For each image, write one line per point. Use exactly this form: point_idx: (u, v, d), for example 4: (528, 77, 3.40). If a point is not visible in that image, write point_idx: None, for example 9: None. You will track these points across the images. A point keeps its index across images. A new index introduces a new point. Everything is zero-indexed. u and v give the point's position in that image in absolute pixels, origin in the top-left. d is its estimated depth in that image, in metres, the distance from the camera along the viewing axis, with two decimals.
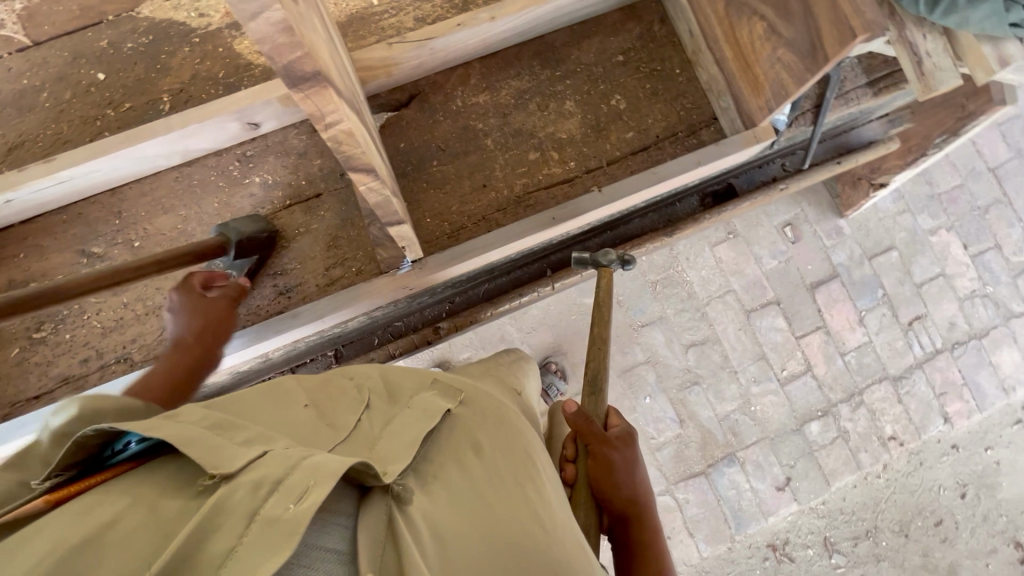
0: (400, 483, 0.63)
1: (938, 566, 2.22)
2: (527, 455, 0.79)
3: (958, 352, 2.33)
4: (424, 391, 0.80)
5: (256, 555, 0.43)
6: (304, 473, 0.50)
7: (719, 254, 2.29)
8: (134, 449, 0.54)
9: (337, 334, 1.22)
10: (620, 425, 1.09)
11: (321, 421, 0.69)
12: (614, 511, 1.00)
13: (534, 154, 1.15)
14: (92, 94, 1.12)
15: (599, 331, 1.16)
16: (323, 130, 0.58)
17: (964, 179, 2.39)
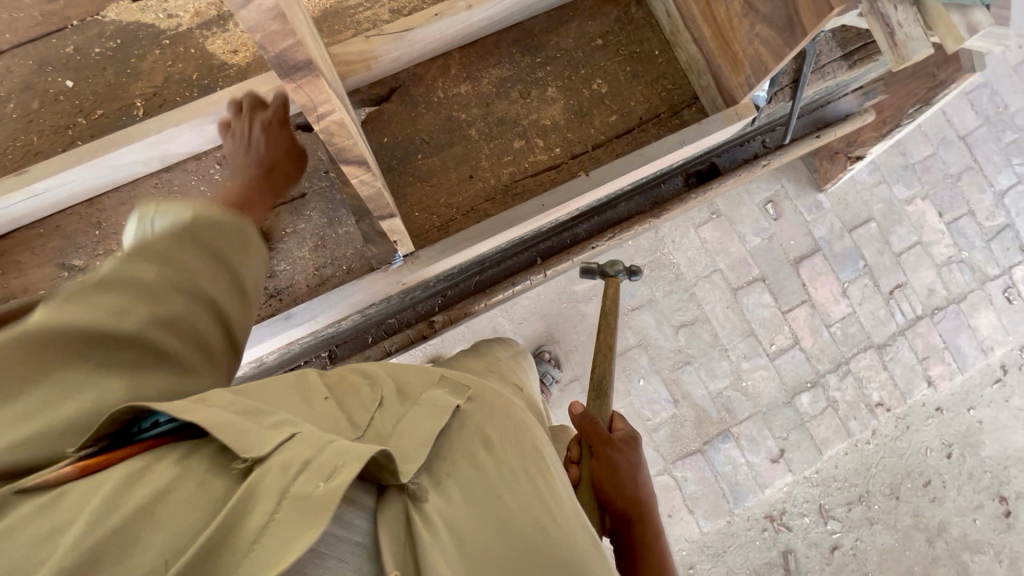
0: (416, 481, 0.65)
1: (929, 525, 2.29)
2: (537, 451, 0.77)
3: (938, 317, 2.40)
4: (433, 389, 0.79)
5: (292, 529, 0.46)
6: (332, 453, 0.52)
7: (704, 235, 2.31)
8: (163, 428, 0.53)
9: (331, 334, 1.22)
10: (624, 428, 1.14)
11: (340, 413, 0.69)
12: (616, 510, 1.03)
13: (519, 142, 1.15)
14: (61, 102, 1.09)
15: (606, 338, 1.24)
16: (316, 121, 0.60)
17: (936, 149, 2.45)
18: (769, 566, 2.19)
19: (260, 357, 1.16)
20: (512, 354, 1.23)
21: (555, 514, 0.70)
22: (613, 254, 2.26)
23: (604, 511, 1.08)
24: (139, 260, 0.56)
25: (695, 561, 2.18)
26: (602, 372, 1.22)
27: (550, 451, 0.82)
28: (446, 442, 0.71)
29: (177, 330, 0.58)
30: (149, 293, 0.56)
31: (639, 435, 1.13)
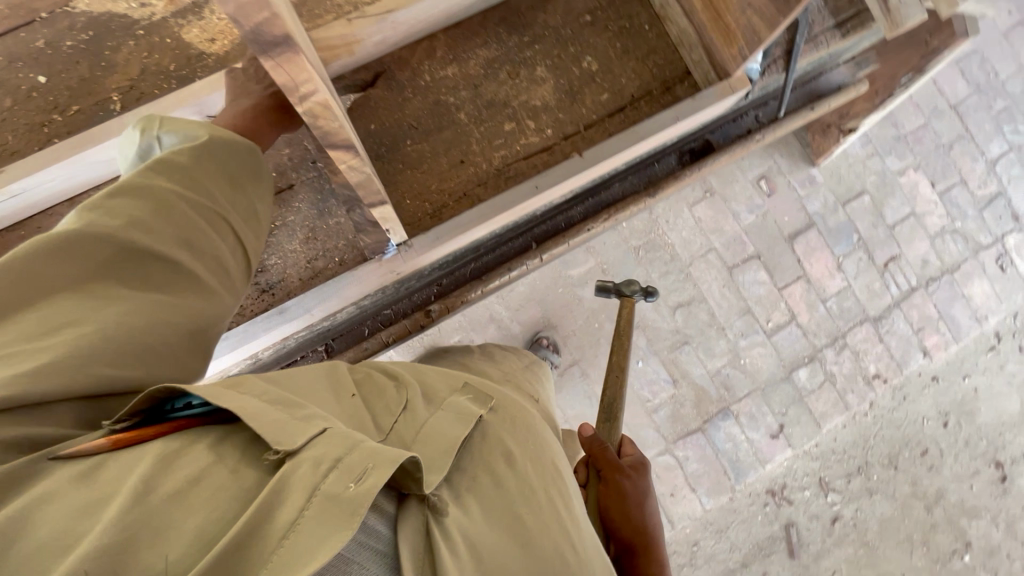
0: (437, 494, 0.65)
1: (927, 493, 2.32)
2: (556, 465, 0.79)
3: (933, 288, 2.41)
4: (455, 397, 0.83)
5: (321, 527, 0.50)
6: (362, 455, 0.56)
7: (698, 214, 2.30)
8: (196, 409, 0.62)
9: (324, 326, 1.20)
10: (634, 456, 1.16)
11: (365, 412, 0.75)
12: (622, 540, 1.04)
13: (510, 124, 1.12)
14: (34, 99, 1.05)
15: (619, 359, 1.24)
16: (299, 103, 0.59)
17: (928, 119, 2.44)
18: (771, 540, 2.22)
19: (255, 353, 1.15)
20: (526, 367, 1.22)
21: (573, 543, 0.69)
22: (608, 237, 2.25)
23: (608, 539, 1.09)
24: (156, 177, 0.69)
25: (699, 538, 2.20)
26: (613, 393, 1.23)
27: (566, 469, 0.83)
28: (468, 456, 0.73)
29: (191, 246, 0.69)
30: (164, 205, 0.68)
31: (648, 463, 1.16)
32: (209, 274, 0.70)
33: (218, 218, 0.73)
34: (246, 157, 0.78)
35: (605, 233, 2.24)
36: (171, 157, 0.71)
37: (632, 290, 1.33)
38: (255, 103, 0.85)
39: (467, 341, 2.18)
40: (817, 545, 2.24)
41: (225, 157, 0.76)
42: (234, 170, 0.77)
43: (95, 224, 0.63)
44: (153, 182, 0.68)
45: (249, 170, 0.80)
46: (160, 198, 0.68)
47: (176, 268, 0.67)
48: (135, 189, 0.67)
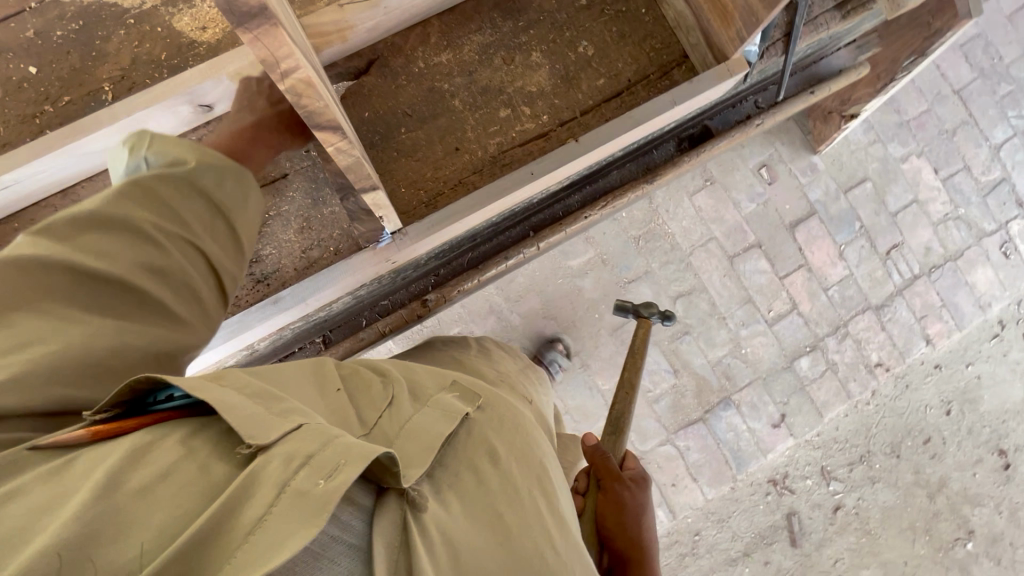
0: (416, 490, 0.68)
1: (930, 482, 2.32)
2: (544, 463, 0.80)
3: (936, 275, 2.39)
4: (444, 394, 0.83)
5: (286, 525, 0.51)
6: (334, 452, 0.56)
7: (698, 203, 2.29)
8: (176, 401, 0.61)
9: (321, 317, 1.19)
10: (635, 470, 1.15)
11: (350, 408, 0.76)
12: (616, 550, 1.06)
13: (506, 110, 1.11)
14: (26, 90, 1.05)
15: (630, 375, 1.22)
16: (280, 80, 0.57)
17: (931, 104, 2.41)
18: (773, 529, 2.23)
19: (252, 344, 1.14)
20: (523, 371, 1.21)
21: (556, 542, 0.71)
22: (607, 227, 2.24)
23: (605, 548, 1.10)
24: (133, 202, 0.66)
25: (700, 527, 2.21)
26: (622, 408, 1.22)
27: (552, 465, 0.85)
28: (453, 455, 0.75)
29: (158, 274, 0.66)
30: (135, 235, 0.65)
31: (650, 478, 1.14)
32: (176, 302, 0.68)
33: (193, 246, 0.70)
34: (236, 181, 0.74)
35: (604, 223, 2.23)
36: (149, 181, 0.68)
37: (649, 312, 1.34)
38: (256, 118, 0.82)
39: (467, 333, 2.18)
40: (819, 534, 2.24)
41: (211, 181, 0.71)
42: (216, 185, 0.72)
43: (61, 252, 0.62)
44: (127, 210, 0.66)
45: (239, 194, 0.75)
46: (131, 228, 0.66)
47: (142, 297, 0.65)
48: (106, 215, 0.65)
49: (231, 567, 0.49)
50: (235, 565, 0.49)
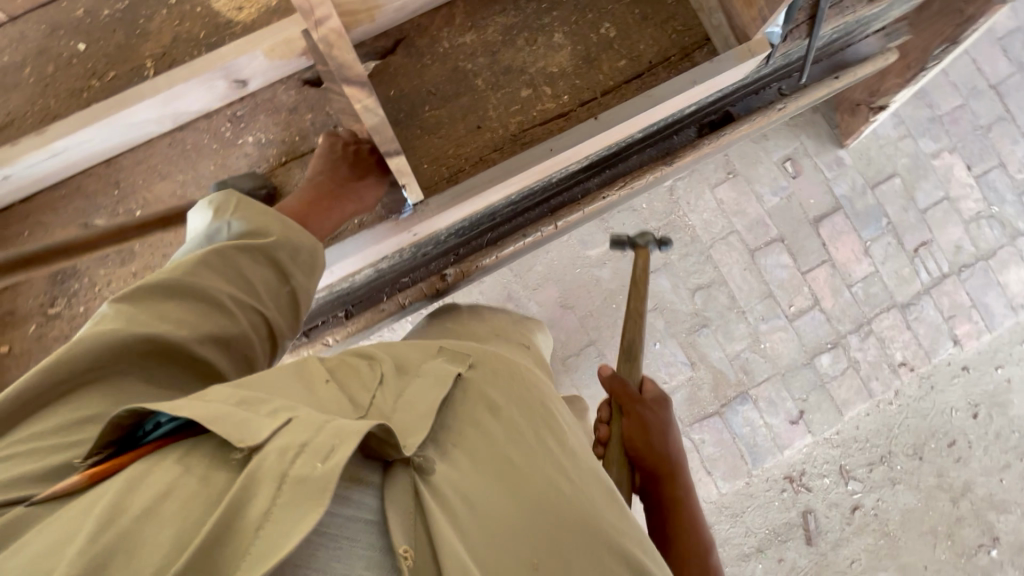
0: (421, 456, 0.75)
1: (954, 486, 2.26)
2: (542, 408, 0.91)
3: (966, 274, 2.33)
4: (430, 361, 0.92)
5: (293, 510, 0.52)
6: (327, 435, 0.58)
7: (720, 195, 2.28)
8: (166, 428, 0.62)
9: (344, 292, 1.22)
10: (655, 393, 1.27)
11: (343, 395, 0.79)
12: (646, 468, 1.14)
13: (527, 90, 1.13)
14: (75, 66, 1.11)
15: (637, 305, 1.35)
16: (315, 28, 0.62)
17: (965, 100, 2.35)
18: (788, 526, 2.20)
19: None
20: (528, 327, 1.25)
21: (564, 470, 0.81)
22: (626, 218, 2.24)
23: (635, 472, 1.19)
24: (218, 274, 0.80)
25: (713, 521, 2.19)
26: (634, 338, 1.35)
27: (556, 407, 0.95)
28: (451, 415, 0.83)
29: (222, 341, 0.77)
30: (216, 303, 0.77)
31: (670, 401, 1.26)
32: (230, 366, 0.79)
33: (259, 314, 0.83)
34: (304, 258, 0.92)
35: (623, 214, 2.24)
36: (232, 254, 0.83)
37: (647, 242, 1.38)
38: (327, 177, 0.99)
39: None
40: (836, 534, 2.21)
41: (285, 256, 0.89)
42: (276, 261, 0.88)
43: (147, 316, 0.71)
44: (212, 279, 0.79)
45: (306, 267, 0.92)
46: (210, 299, 0.77)
47: (205, 362, 0.75)
48: (192, 285, 0.76)
49: (245, 565, 0.50)
50: (251, 561, 0.50)
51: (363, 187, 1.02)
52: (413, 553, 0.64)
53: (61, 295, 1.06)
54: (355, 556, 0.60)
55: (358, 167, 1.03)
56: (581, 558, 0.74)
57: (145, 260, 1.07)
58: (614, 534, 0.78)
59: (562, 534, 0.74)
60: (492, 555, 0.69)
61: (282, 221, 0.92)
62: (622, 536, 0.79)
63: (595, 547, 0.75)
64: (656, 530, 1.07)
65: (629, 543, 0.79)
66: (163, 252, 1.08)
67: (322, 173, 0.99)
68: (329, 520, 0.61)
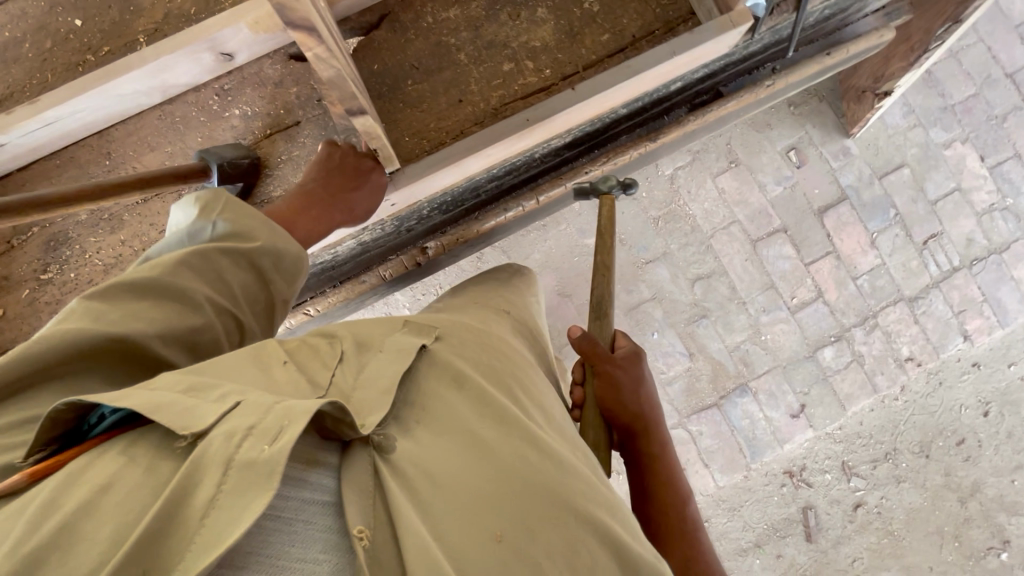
0: (382, 434, 0.73)
1: (962, 486, 2.19)
2: (509, 378, 0.89)
3: (977, 268, 2.26)
4: (394, 336, 0.90)
5: (237, 497, 0.53)
6: (276, 417, 0.58)
7: (722, 185, 2.25)
8: (110, 420, 0.62)
9: (325, 263, 1.19)
10: (627, 348, 1.26)
11: (301, 376, 0.78)
12: (622, 426, 1.16)
13: (509, 64, 1.13)
14: (71, 41, 1.14)
15: (605, 258, 1.37)
16: None
17: (979, 89, 2.29)
18: (787, 522, 2.15)
19: None
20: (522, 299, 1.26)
21: (534, 441, 0.79)
22: (626, 207, 2.23)
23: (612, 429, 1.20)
24: (199, 279, 0.79)
25: (710, 515, 2.16)
26: (602, 293, 1.33)
27: (528, 380, 0.94)
28: (414, 391, 0.81)
29: (191, 343, 0.76)
30: (194, 309, 0.77)
31: (642, 354, 1.26)
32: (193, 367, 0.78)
33: (235, 320, 0.83)
34: (286, 265, 0.91)
35: (623, 202, 2.23)
36: (215, 256, 0.81)
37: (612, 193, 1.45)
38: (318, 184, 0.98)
39: None
40: (837, 531, 2.16)
41: (268, 263, 0.88)
42: (258, 265, 0.87)
43: (124, 318, 0.70)
44: (194, 284, 0.78)
45: (287, 274, 0.91)
46: (187, 301, 0.76)
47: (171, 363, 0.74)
48: (169, 287, 0.75)
49: (193, 551, 0.51)
50: (199, 549, 0.51)
51: (358, 198, 1.00)
52: (370, 531, 0.64)
53: (53, 262, 1.08)
54: (311, 540, 0.60)
55: (354, 177, 1.00)
56: (551, 528, 0.72)
57: (133, 229, 1.10)
58: (586, 505, 0.76)
59: (529, 505, 0.72)
60: (455, 528, 0.68)
61: (269, 225, 0.90)
62: (594, 506, 0.77)
63: (566, 519, 0.73)
64: (639, 487, 1.12)
65: (601, 514, 0.77)
66: (152, 222, 1.10)
67: (315, 184, 0.98)
68: (284, 503, 0.60)
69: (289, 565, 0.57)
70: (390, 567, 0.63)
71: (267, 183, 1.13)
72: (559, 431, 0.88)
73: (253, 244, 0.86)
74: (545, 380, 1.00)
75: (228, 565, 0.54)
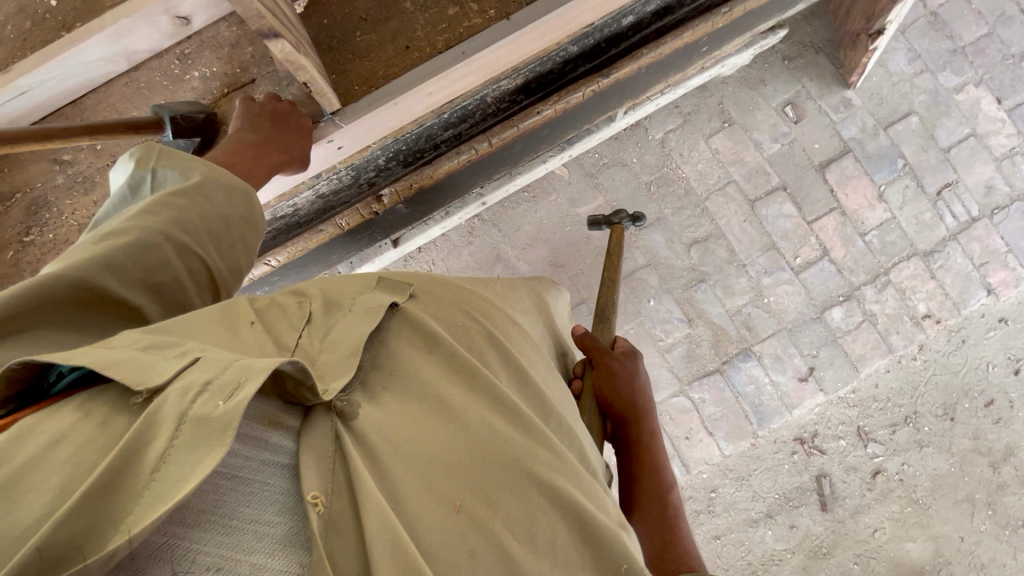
0: (344, 399, 0.65)
1: (993, 450, 2.05)
2: (485, 342, 0.81)
3: (999, 217, 2.12)
4: (367, 293, 0.80)
5: (189, 454, 0.48)
6: (233, 373, 0.53)
7: (716, 145, 2.18)
8: (69, 378, 0.56)
9: (289, 203, 1.21)
10: (625, 346, 1.24)
11: (268, 338, 0.68)
12: (615, 414, 1.11)
13: (454, 8, 1.13)
14: (48, 20, 1.20)
15: (610, 274, 1.47)
16: None
17: (993, 28, 2.15)
18: (800, 491, 2.05)
19: None
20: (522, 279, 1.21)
21: (510, 410, 0.72)
22: (617, 173, 2.19)
23: (606, 419, 1.16)
24: (146, 217, 0.68)
25: (717, 484, 2.09)
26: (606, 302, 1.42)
27: (510, 342, 0.87)
28: (383, 350, 0.73)
29: (151, 285, 0.66)
30: (145, 246, 0.65)
31: (640, 352, 1.22)
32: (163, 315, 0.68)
33: (199, 259, 0.72)
34: (238, 201, 0.80)
35: (614, 169, 2.19)
36: (165, 199, 0.71)
37: (620, 219, 1.61)
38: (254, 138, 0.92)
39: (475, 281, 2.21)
40: (855, 500, 2.04)
41: (222, 199, 0.77)
42: (214, 197, 0.77)
43: (67, 262, 0.60)
44: (142, 223, 0.67)
45: (243, 213, 0.80)
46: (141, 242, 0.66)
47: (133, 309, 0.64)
48: (118, 232, 0.65)
49: (140, 507, 0.45)
50: (145, 504, 0.46)
51: (295, 140, 0.97)
52: (327, 498, 0.56)
53: (35, 222, 1.16)
54: (266, 501, 0.53)
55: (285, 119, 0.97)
56: (518, 504, 0.65)
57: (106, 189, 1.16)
58: (562, 482, 0.69)
59: (496, 478, 0.65)
60: (413, 497, 0.60)
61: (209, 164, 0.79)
62: (569, 483, 0.70)
63: (535, 493, 0.66)
64: (624, 474, 1.07)
65: (576, 492, 0.70)
66: None
67: (245, 130, 0.92)
68: (242, 462, 0.54)
69: (240, 528, 0.50)
70: (346, 537, 0.55)
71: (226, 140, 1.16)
72: (539, 399, 0.80)
73: (192, 180, 0.75)
74: (530, 337, 0.95)
75: (174, 524, 0.48)
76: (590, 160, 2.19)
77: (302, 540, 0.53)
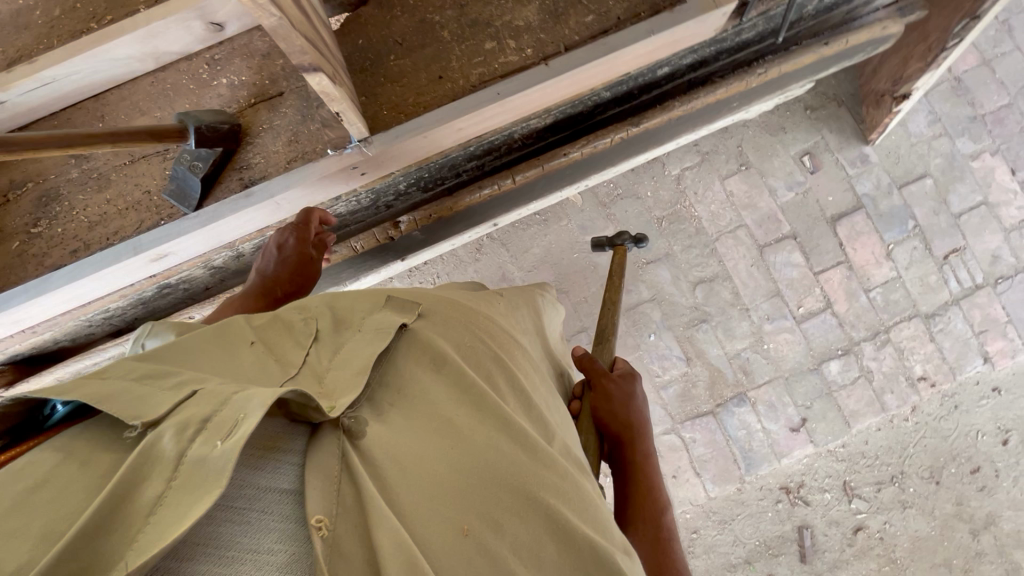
0: (352, 417, 0.64)
1: (975, 517, 2.06)
2: (491, 364, 0.79)
3: (1002, 287, 2.14)
4: (377, 312, 0.79)
5: (182, 501, 0.46)
6: (231, 410, 0.52)
7: (731, 187, 2.18)
8: (62, 412, 0.56)
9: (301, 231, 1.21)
10: (624, 366, 1.23)
11: (271, 358, 0.69)
12: (611, 434, 1.10)
13: (491, 43, 1.12)
14: (78, 9, 1.18)
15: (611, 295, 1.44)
16: None
17: (1014, 99, 2.17)
18: (781, 540, 2.06)
19: (234, 245, 1.26)
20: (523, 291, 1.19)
21: (516, 430, 0.70)
22: (629, 206, 2.19)
23: (603, 438, 1.15)
24: None
25: (699, 525, 2.10)
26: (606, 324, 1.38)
27: (516, 363, 0.85)
28: (391, 371, 0.73)
29: None
30: None
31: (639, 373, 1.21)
32: None
33: None
34: None
35: (626, 201, 2.19)
36: None
37: (622, 240, 1.57)
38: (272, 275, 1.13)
39: None
40: (834, 555, 2.05)
41: None
42: None
43: None
44: None
45: None
46: None
47: None
48: None
49: (134, 550, 0.43)
50: (139, 547, 0.44)
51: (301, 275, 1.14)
52: (333, 520, 0.54)
53: (43, 215, 1.13)
54: (262, 529, 0.51)
55: (305, 267, 1.14)
56: (525, 528, 0.62)
57: (118, 188, 1.14)
58: (567, 508, 0.66)
59: (501, 501, 0.63)
60: (421, 518, 0.58)
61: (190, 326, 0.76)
62: (575, 510, 0.67)
63: (543, 520, 0.64)
64: (620, 494, 1.06)
65: (582, 519, 0.67)
66: (136, 181, 1.14)
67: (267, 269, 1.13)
68: (237, 491, 0.53)
69: (238, 558, 0.49)
70: (352, 561, 0.52)
71: (247, 150, 1.14)
72: (545, 425, 0.78)
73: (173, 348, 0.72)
74: (532, 360, 0.93)
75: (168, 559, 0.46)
76: (604, 189, 2.19)
77: (305, 566, 0.51)
